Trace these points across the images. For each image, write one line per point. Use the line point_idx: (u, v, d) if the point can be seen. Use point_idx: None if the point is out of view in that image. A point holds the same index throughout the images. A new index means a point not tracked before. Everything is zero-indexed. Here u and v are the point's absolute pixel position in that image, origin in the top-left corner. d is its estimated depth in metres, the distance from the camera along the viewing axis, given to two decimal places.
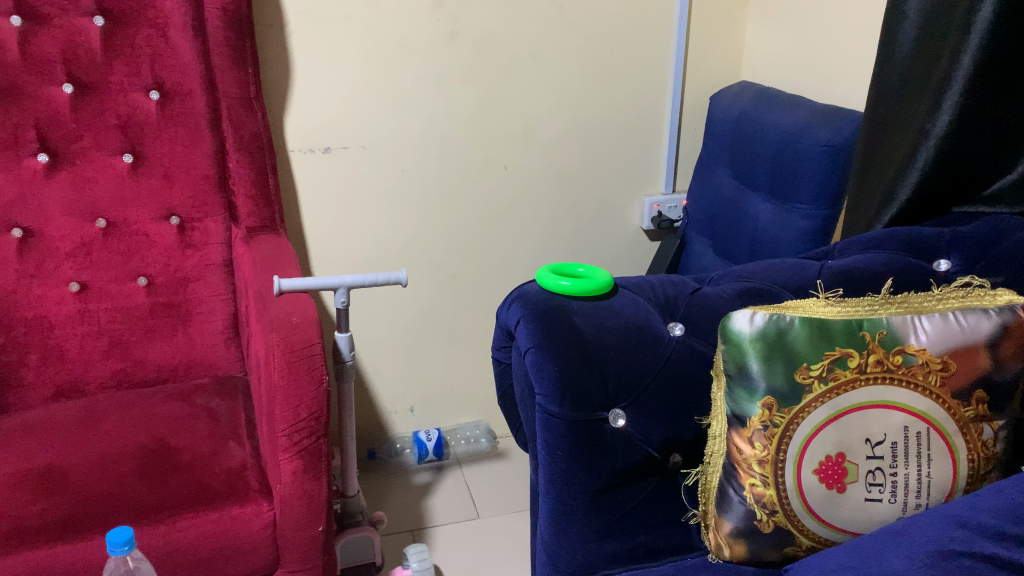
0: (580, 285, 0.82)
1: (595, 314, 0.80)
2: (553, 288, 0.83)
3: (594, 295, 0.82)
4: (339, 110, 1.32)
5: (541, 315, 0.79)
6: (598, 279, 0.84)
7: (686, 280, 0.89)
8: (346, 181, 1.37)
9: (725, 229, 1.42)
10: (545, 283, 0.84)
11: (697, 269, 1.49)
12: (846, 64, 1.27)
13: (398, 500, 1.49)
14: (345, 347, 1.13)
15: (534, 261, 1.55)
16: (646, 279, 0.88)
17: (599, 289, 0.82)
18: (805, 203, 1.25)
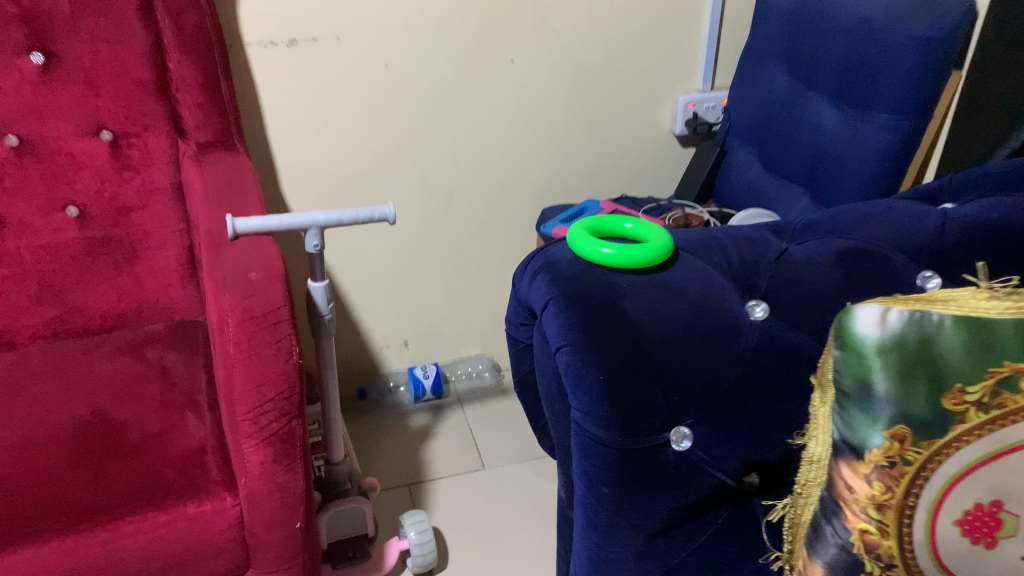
0: (627, 254, 0.61)
1: (652, 294, 0.59)
2: (591, 257, 0.62)
3: (647, 268, 0.61)
4: None
5: (579, 299, 0.58)
6: (655, 244, 0.62)
7: (763, 236, 0.68)
8: (318, 81, 1.12)
9: (778, 139, 1.19)
10: (580, 249, 0.63)
11: (740, 185, 1.26)
12: None
13: (393, 448, 1.31)
14: (322, 299, 0.93)
15: (546, 173, 1.32)
16: (711, 235, 0.67)
17: (654, 259, 0.61)
18: (883, 111, 1.01)
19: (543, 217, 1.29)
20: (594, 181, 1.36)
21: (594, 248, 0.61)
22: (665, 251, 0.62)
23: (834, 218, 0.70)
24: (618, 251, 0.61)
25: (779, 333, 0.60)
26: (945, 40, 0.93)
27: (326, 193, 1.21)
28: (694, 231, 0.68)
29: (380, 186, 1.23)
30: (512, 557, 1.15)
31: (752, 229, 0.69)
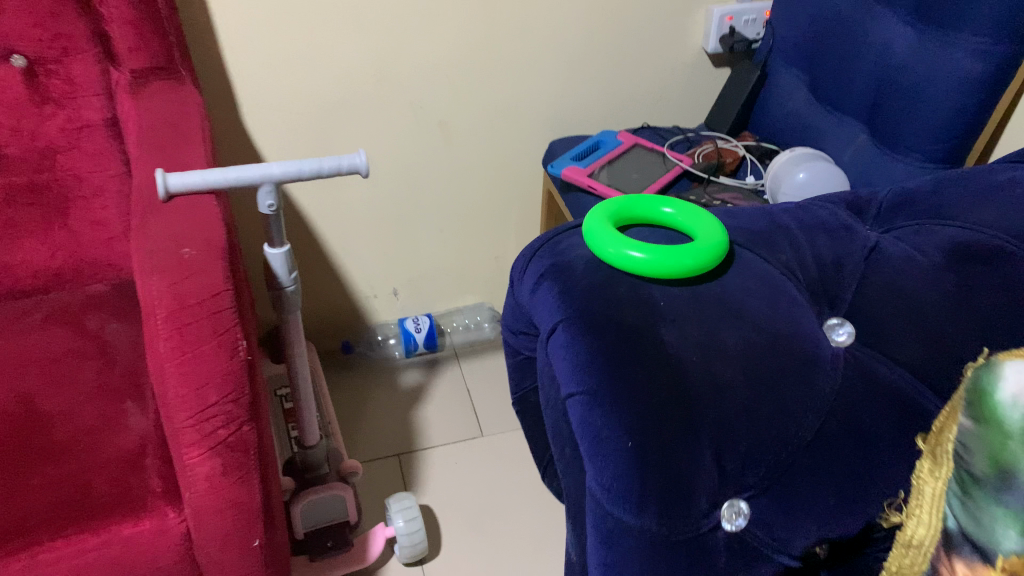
0: (661, 259, 0.45)
1: (694, 316, 0.44)
2: (612, 260, 0.46)
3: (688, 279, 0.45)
4: None
5: (596, 320, 0.44)
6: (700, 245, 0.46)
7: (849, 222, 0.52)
8: None
9: (832, 63, 0.99)
10: (602, 248, 0.47)
11: (783, 115, 1.08)
12: None
13: (382, 410, 1.17)
14: (282, 269, 0.77)
15: (554, 99, 1.13)
16: (778, 226, 0.51)
17: (701, 267, 0.45)
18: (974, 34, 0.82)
19: (551, 152, 1.11)
20: (610, 108, 1.17)
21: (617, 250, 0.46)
22: (714, 256, 0.46)
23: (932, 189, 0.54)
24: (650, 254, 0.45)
25: (863, 362, 0.46)
26: None
27: (295, 125, 1.03)
28: (750, 219, 0.52)
29: (361, 117, 1.05)
30: (511, 542, 1.02)
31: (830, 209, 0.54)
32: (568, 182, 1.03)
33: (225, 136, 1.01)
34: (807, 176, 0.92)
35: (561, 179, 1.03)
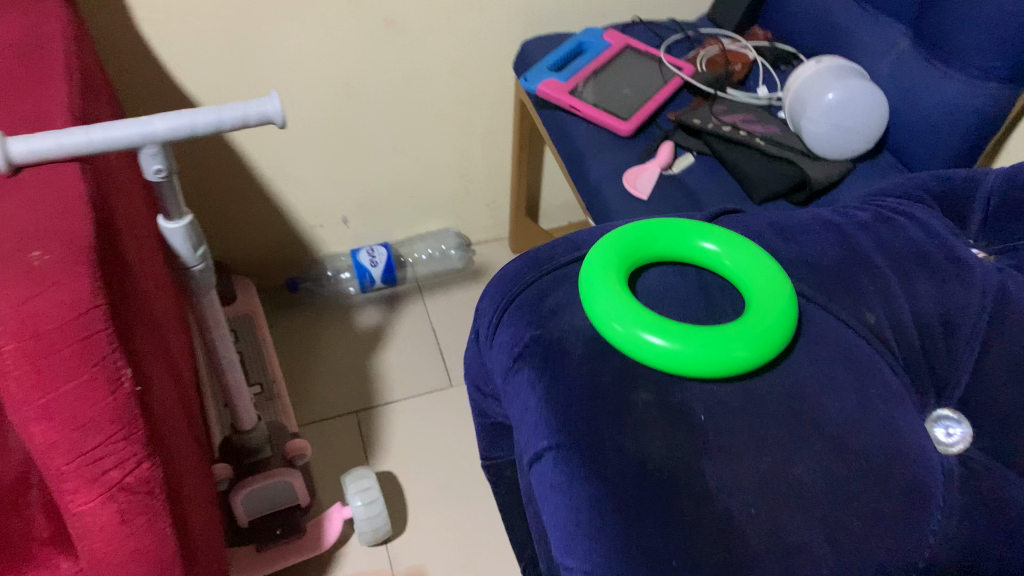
0: (694, 353, 0.40)
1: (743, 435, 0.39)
2: (621, 339, 0.42)
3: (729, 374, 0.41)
4: None
5: (585, 451, 0.39)
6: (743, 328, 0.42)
7: (938, 227, 0.51)
8: None
9: None
10: (614, 332, 0.42)
11: (802, 10, 0.89)
12: None
13: (336, 357, 1.04)
14: (183, 247, 0.60)
15: None
16: (852, 242, 0.50)
17: (753, 358, 0.41)
18: None
19: (524, 58, 0.92)
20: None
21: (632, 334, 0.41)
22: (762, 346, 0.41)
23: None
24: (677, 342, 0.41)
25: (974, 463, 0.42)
26: None
27: (209, 32, 0.82)
28: (824, 230, 0.51)
29: (295, 21, 0.84)
30: (487, 515, 0.90)
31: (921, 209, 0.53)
32: (545, 100, 0.85)
33: (118, 50, 0.80)
34: (837, 98, 0.75)
35: (537, 96, 0.84)
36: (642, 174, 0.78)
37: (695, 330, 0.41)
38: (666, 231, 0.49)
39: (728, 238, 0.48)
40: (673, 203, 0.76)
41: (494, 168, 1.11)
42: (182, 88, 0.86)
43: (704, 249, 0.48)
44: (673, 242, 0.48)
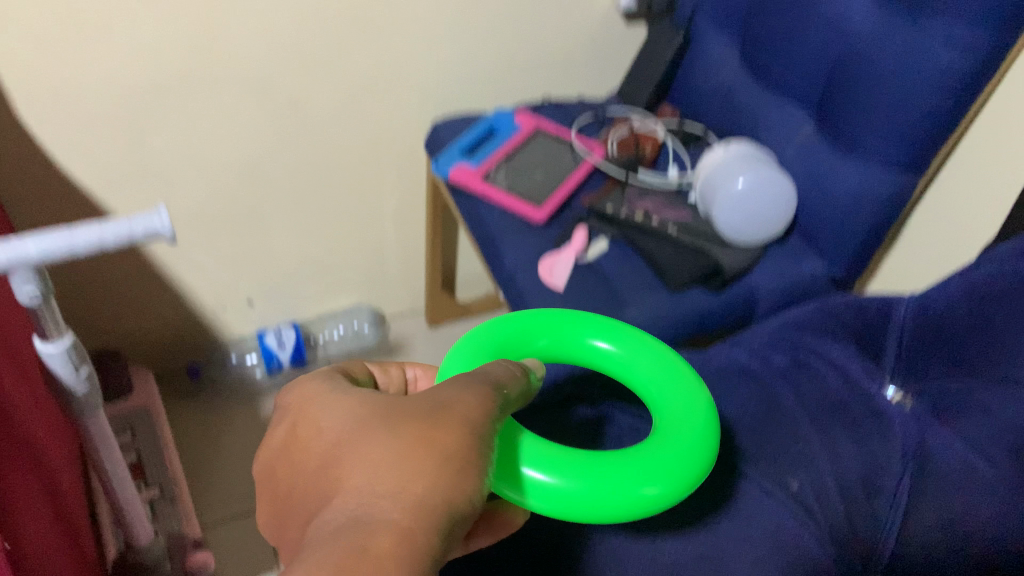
0: (600, 493, 0.45)
1: None
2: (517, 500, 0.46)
3: (643, 512, 0.46)
4: None
5: None
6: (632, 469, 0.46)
7: (851, 368, 0.65)
8: None
9: (775, 35, 0.83)
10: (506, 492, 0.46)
11: (708, 90, 0.92)
12: None
13: (243, 451, 0.99)
14: (65, 369, 0.56)
15: (438, 72, 0.91)
16: (768, 393, 0.65)
17: (663, 496, 0.46)
18: (960, 24, 0.67)
19: (434, 137, 0.90)
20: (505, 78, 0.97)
21: (516, 480, 0.45)
22: (668, 483, 0.47)
23: (952, 325, 0.62)
24: (565, 485, 0.45)
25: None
26: None
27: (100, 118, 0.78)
28: (739, 388, 0.66)
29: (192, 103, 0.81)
30: None
31: (835, 347, 0.66)
32: (457, 186, 0.84)
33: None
34: (746, 184, 0.76)
35: (450, 183, 0.83)
36: (556, 265, 0.77)
37: (591, 467, 0.46)
38: (545, 325, 0.56)
39: (619, 328, 0.57)
40: (588, 292, 0.75)
41: (408, 245, 1.08)
42: (65, 171, 0.81)
43: (597, 347, 0.56)
44: (565, 341, 0.56)
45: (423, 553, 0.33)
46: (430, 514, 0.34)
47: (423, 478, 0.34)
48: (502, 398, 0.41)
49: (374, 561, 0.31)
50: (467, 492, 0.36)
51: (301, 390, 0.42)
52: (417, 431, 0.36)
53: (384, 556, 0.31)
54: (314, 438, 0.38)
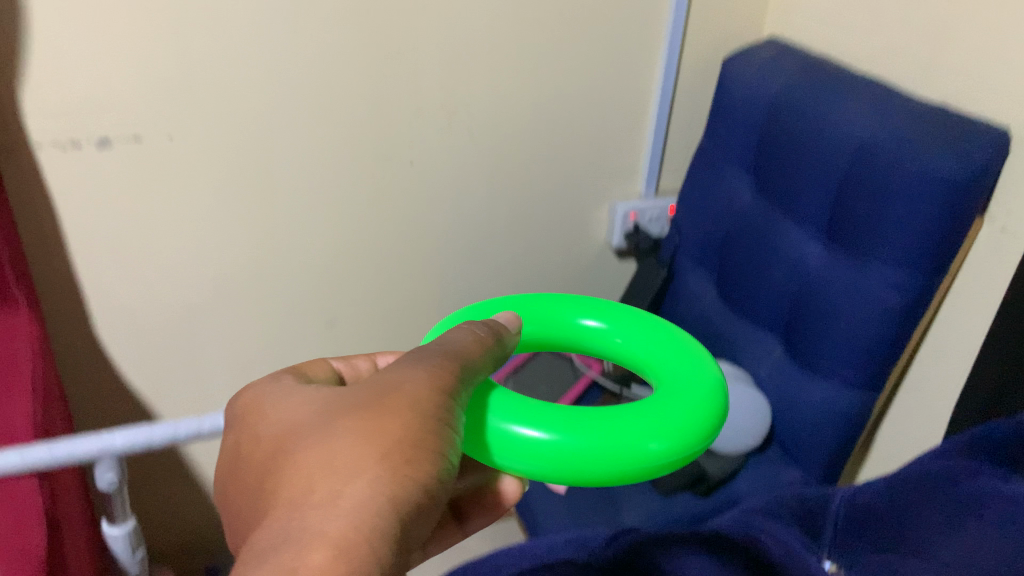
0: (605, 452, 0.47)
1: None
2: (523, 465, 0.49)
3: (649, 467, 0.49)
4: (117, 69, 0.81)
5: None
6: (634, 423, 0.49)
7: None
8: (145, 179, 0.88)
9: (743, 274, 0.99)
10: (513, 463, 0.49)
11: (692, 318, 1.07)
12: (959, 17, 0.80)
13: None
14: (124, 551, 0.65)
15: (457, 287, 1.12)
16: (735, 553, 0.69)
17: (666, 448, 0.49)
18: (887, 266, 0.81)
19: None
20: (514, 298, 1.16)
21: (521, 454, 0.48)
22: (672, 437, 0.49)
23: None
24: (559, 438, 0.48)
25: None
26: (973, 180, 0.75)
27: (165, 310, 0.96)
28: None
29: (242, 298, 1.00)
30: None
31: None
32: None
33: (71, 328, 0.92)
34: (727, 402, 0.86)
35: None
36: None
37: (588, 425, 0.48)
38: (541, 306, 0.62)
39: (606, 308, 0.64)
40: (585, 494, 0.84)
41: None
42: (116, 364, 0.98)
43: (586, 325, 0.62)
44: (557, 321, 0.62)
45: (364, 553, 0.37)
46: (371, 521, 0.38)
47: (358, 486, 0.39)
48: (459, 374, 0.46)
49: None
50: (400, 496, 0.40)
51: (254, 406, 0.47)
52: (357, 434, 0.41)
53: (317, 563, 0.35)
54: (260, 444, 0.44)
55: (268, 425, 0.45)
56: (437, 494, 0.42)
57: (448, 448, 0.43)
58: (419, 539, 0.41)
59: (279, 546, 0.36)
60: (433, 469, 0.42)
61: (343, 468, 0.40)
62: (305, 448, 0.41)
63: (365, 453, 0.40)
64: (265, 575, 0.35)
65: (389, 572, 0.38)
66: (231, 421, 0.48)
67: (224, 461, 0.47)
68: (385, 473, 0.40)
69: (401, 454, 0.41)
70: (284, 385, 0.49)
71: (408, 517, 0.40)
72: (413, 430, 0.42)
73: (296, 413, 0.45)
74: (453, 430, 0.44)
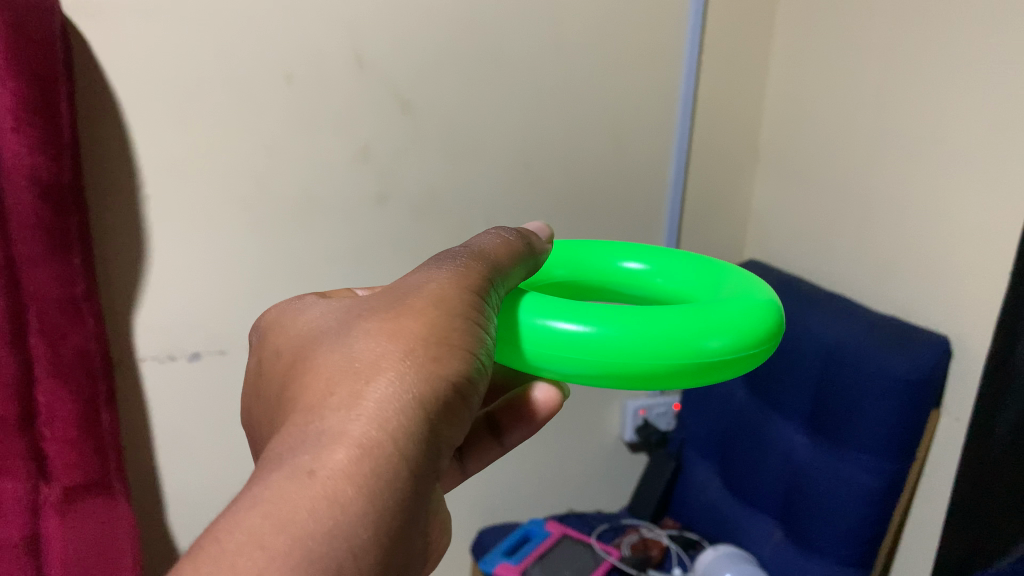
0: (663, 344, 0.50)
1: None
2: (585, 369, 0.51)
3: (707, 363, 0.51)
4: (212, 295, 0.99)
5: None
6: (688, 317, 0.52)
7: None
8: (226, 386, 1.04)
9: (741, 461, 1.12)
10: (574, 368, 0.52)
11: (699, 504, 1.18)
12: (900, 239, 0.95)
13: None
14: None
15: (486, 486, 1.23)
16: None
17: (722, 346, 0.51)
18: (864, 452, 0.94)
19: (480, 538, 1.18)
20: (538, 494, 1.27)
21: (580, 357, 0.51)
22: (735, 337, 0.52)
23: None
24: (609, 329, 0.51)
25: None
26: (926, 380, 0.89)
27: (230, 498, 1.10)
28: None
29: None
30: None
31: None
32: None
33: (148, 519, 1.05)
34: None
35: None
36: None
37: (642, 321, 0.51)
38: (594, 256, 0.71)
39: (649, 253, 0.71)
40: None
41: None
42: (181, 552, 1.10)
43: (634, 266, 0.70)
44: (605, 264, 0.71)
45: (383, 450, 0.42)
46: (391, 420, 0.43)
47: (382, 377, 0.44)
48: (477, 277, 0.50)
49: (325, 471, 0.40)
50: (426, 377, 0.45)
51: (287, 324, 0.54)
52: (381, 334, 0.46)
53: (339, 459, 0.41)
54: (292, 346, 0.51)
55: (299, 337, 0.51)
56: (462, 388, 0.47)
57: (472, 342, 0.48)
58: (446, 433, 0.46)
59: (301, 447, 0.42)
60: (456, 363, 0.46)
61: (365, 368, 0.44)
62: (331, 353, 0.47)
63: (386, 351, 0.45)
64: (284, 476, 0.40)
65: (410, 456, 0.43)
66: (260, 334, 0.57)
67: (263, 370, 0.54)
68: (405, 373, 0.44)
69: (422, 352, 0.45)
70: (316, 303, 0.55)
71: (431, 412, 0.45)
72: (435, 326, 0.46)
73: (327, 322, 0.50)
74: (477, 329, 0.48)
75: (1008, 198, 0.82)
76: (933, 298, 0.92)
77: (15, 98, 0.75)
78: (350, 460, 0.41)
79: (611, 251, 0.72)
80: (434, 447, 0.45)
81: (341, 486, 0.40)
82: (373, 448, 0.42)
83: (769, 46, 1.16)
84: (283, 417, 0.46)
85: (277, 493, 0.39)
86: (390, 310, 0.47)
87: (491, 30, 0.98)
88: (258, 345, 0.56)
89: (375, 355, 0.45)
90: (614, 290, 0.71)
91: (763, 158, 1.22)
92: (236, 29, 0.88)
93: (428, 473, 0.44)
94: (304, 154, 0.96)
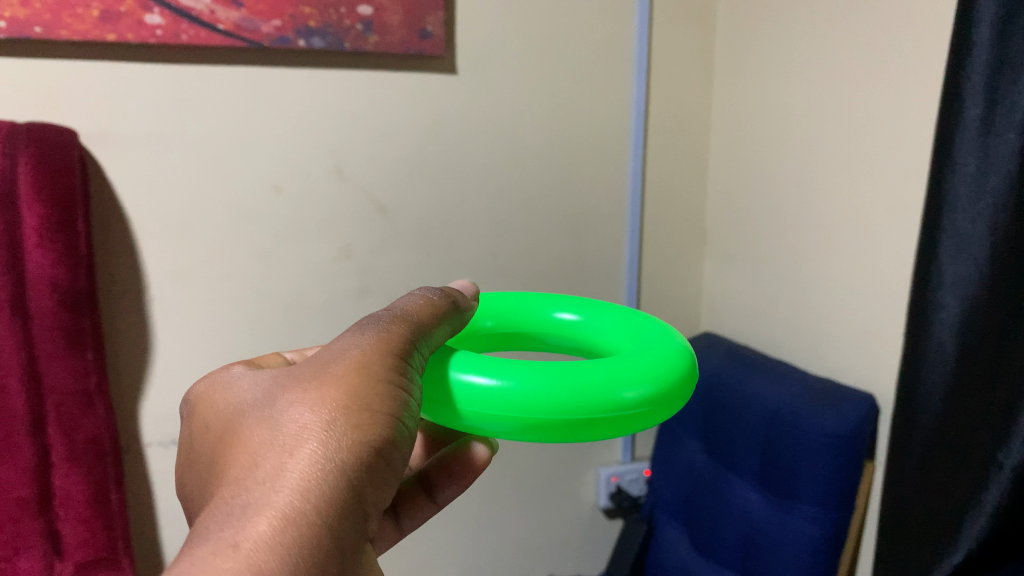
0: (583, 396, 0.59)
1: None
2: (518, 427, 0.60)
3: (625, 412, 0.60)
4: None
5: None
6: (595, 372, 0.61)
7: None
8: None
9: (703, 519, 1.19)
10: (509, 427, 0.60)
11: (672, 563, 1.25)
12: (818, 313, 1.07)
13: None
14: None
15: (469, 554, 1.30)
16: None
17: (637, 397, 0.61)
18: (806, 504, 1.01)
19: None
20: (520, 560, 1.35)
21: (512, 415, 0.60)
22: (646, 386, 0.61)
23: None
24: (531, 388, 0.59)
25: None
26: (855, 434, 0.96)
27: None
28: None
29: None
30: None
31: None
32: None
33: None
34: None
35: None
36: None
37: (562, 379, 0.60)
38: (535, 308, 0.82)
39: (587, 305, 0.82)
40: None
41: None
42: None
43: (570, 317, 0.81)
44: (544, 318, 0.81)
45: (304, 518, 0.46)
46: (312, 490, 0.48)
47: (303, 453, 0.49)
48: (392, 347, 0.56)
49: (247, 543, 0.44)
50: (344, 448, 0.50)
51: (219, 398, 0.59)
52: (303, 409, 0.51)
53: (263, 532, 0.45)
54: (223, 414, 0.57)
55: (228, 412, 0.56)
56: (383, 452, 0.52)
57: (388, 408, 0.53)
58: (367, 495, 0.51)
59: (226, 523, 0.46)
60: (373, 430, 0.51)
61: (288, 443, 0.49)
62: (257, 431, 0.51)
63: (306, 426, 0.50)
64: (210, 551, 0.44)
65: (331, 522, 0.48)
66: (190, 406, 0.62)
67: (199, 441, 0.59)
68: (324, 446, 0.49)
69: (339, 424, 0.50)
70: (247, 375, 0.60)
71: (350, 479, 0.49)
72: (350, 399, 0.51)
73: (254, 396, 0.56)
74: (392, 396, 0.53)
75: (889, 278, 0.92)
76: (852, 364, 1.01)
77: (42, 219, 0.88)
78: (274, 532, 0.45)
79: (549, 305, 0.82)
80: (354, 510, 0.50)
81: (263, 555, 0.44)
82: (294, 518, 0.46)
83: (708, 140, 1.29)
84: (214, 493, 0.50)
85: (201, 569, 0.43)
86: (311, 383, 0.53)
87: (454, 141, 1.12)
88: (193, 416, 0.62)
89: (296, 431, 0.50)
90: (552, 339, 0.82)
91: (710, 241, 1.34)
92: (230, 151, 1.02)
93: (350, 534, 0.49)
94: (293, 256, 1.09)
